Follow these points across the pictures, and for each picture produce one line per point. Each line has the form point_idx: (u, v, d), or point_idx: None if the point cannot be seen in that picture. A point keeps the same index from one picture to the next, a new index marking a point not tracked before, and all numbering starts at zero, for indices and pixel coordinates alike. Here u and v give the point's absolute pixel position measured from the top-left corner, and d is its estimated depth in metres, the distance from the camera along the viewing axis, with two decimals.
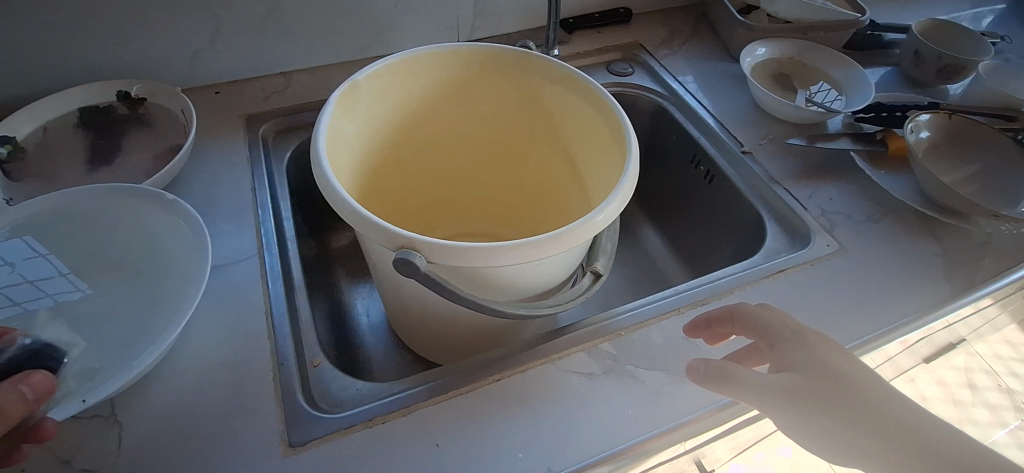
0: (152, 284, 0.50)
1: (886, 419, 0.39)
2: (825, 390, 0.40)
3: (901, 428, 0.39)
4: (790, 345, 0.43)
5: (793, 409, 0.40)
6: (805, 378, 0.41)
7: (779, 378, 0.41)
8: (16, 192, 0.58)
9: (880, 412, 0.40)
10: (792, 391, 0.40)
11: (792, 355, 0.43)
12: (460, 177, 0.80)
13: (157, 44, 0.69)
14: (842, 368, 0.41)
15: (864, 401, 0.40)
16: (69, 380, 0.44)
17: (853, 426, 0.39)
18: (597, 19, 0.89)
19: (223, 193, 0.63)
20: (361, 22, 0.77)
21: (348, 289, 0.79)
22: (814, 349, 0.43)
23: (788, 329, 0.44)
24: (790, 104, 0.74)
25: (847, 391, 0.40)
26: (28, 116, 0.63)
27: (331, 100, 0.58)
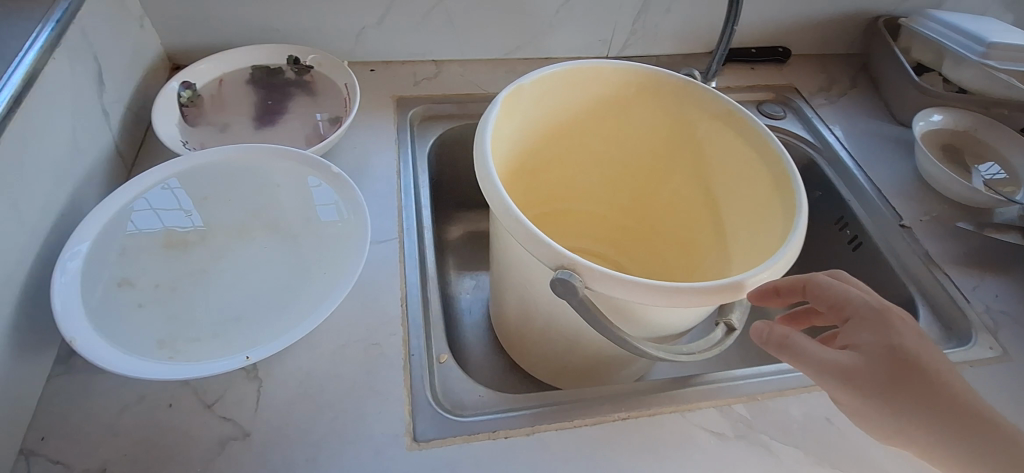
0: (309, 253, 0.52)
1: (947, 410, 0.38)
2: (899, 377, 0.38)
3: (956, 421, 0.38)
4: (860, 326, 0.40)
5: (850, 391, 0.38)
6: (874, 362, 0.39)
7: (842, 363, 0.39)
8: (192, 137, 0.61)
9: (945, 403, 0.38)
10: (855, 380, 0.38)
11: (858, 336, 0.40)
12: (586, 193, 0.78)
13: (331, 17, 0.71)
14: (907, 355, 0.39)
15: (935, 393, 0.38)
16: (226, 331, 0.47)
17: (916, 415, 0.38)
18: (752, 55, 0.84)
19: (370, 171, 0.64)
20: (520, 24, 0.77)
21: (455, 281, 0.80)
22: (901, 334, 0.40)
23: (874, 309, 0.41)
24: (963, 185, 0.67)
25: (924, 381, 0.38)
26: (208, 67, 0.67)
27: (496, 102, 0.58)
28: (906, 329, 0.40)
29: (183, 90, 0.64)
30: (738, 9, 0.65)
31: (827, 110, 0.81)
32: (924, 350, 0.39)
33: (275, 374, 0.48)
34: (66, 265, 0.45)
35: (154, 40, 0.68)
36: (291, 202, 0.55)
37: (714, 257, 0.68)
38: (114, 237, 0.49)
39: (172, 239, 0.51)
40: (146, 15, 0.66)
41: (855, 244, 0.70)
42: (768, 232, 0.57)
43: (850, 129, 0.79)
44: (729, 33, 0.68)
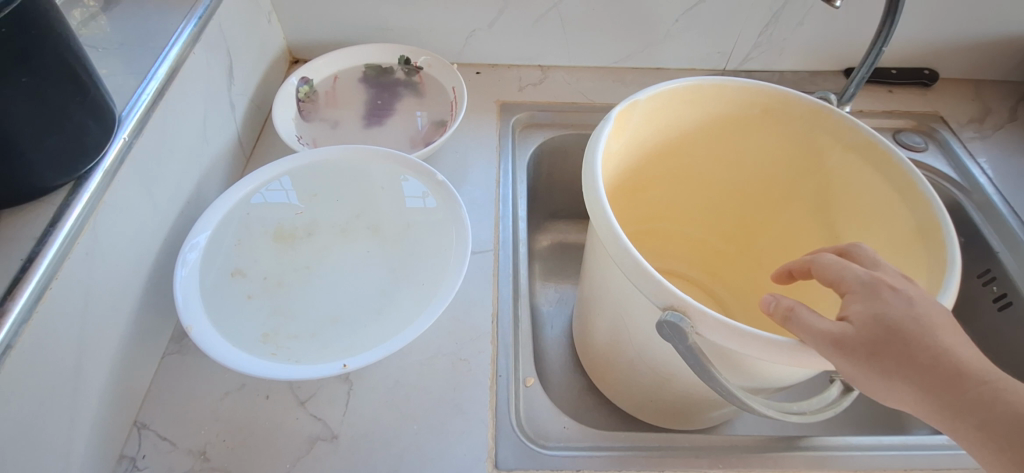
0: (406, 261, 0.52)
1: (969, 393, 0.31)
2: (896, 348, 0.33)
3: (984, 405, 0.30)
4: (861, 295, 0.36)
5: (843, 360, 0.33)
6: (869, 330, 0.34)
7: (835, 330, 0.34)
8: (305, 131, 0.63)
9: (964, 384, 0.31)
10: (851, 346, 0.33)
11: (858, 305, 0.35)
12: (687, 212, 0.74)
13: (444, 19, 0.71)
14: (902, 319, 0.33)
15: (950, 370, 0.31)
16: (324, 331, 0.47)
17: (928, 396, 0.31)
18: (892, 76, 0.76)
19: (470, 178, 0.64)
20: (634, 32, 0.73)
21: (541, 293, 0.78)
22: (892, 301, 0.35)
23: (865, 278, 0.36)
24: None
25: (931, 355, 0.32)
26: (325, 63, 0.69)
27: (609, 117, 0.54)
28: (919, 301, 0.35)
29: (301, 85, 0.66)
30: (892, 29, 0.59)
31: (979, 145, 0.71)
32: (928, 322, 0.33)
33: (365, 378, 0.48)
34: (187, 256, 0.47)
35: (278, 35, 0.71)
36: (392, 207, 0.55)
37: None
38: (231, 229, 0.51)
39: (282, 232, 0.54)
40: (274, 12, 0.70)
41: (1004, 303, 0.61)
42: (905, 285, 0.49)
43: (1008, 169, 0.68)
44: (876, 54, 0.62)
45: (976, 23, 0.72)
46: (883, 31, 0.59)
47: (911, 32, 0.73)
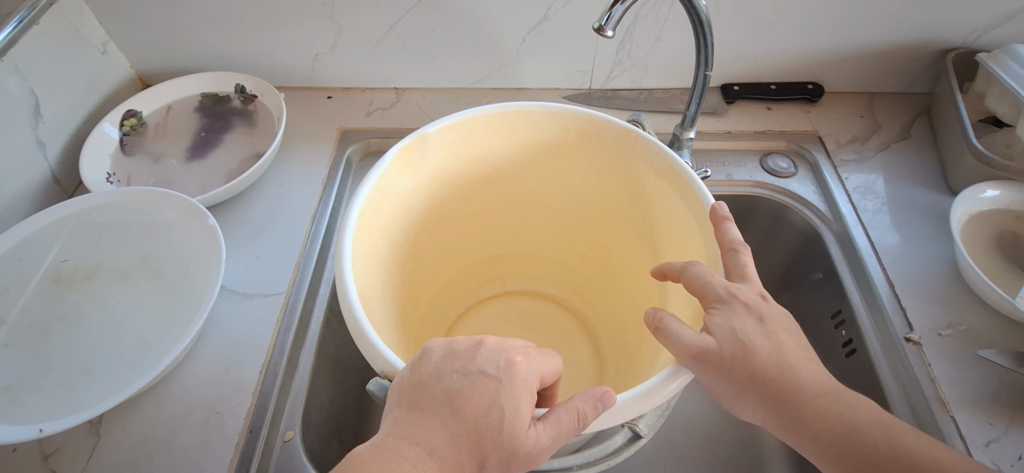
0: (170, 312, 0.51)
1: (807, 404, 0.34)
2: (748, 368, 0.35)
3: (817, 414, 0.34)
4: (720, 310, 0.37)
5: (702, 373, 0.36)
6: (724, 348, 0.36)
7: (695, 346, 0.36)
8: (120, 167, 0.62)
9: (802, 395, 0.34)
10: (706, 362, 0.35)
11: (714, 320, 0.37)
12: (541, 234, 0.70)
13: (282, 46, 0.69)
14: (752, 338, 0.36)
15: (793, 385, 0.35)
16: (68, 384, 0.46)
17: (773, 411, 0.35)
18: (770, 93, 0.70)
19: (286, 213, 0.62)
20: (482, 54, 0.69)
21: None
22: (748, 319, 0.36)
23: (730, 292, 0.38)
24: (1002, 296, 0.51)
25: (778, 375, 0.35)
26: (157, 93, 0.68)
27: (386, 157, 0.52)
28: (771, 319, 0.37)
29: (127, 119, 0.65)
30: (710, 53, 0.52)
31: (854, 169, 0.65)
32: (782, 347, 0.36)
33: (113, 432, 0.47)
34: None
35: (119, 64, 0.70)
36: (173, 252, 0.54)
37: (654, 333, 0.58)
38: None
39: (60, 276, 0.53)
40: (111, 40, 0.68)
41: (850, 349, 0.56)
42: None
43: (880, 195, 0.62)
44: (705, 77, 0.55)
45: (862, 32, 0.65)
46: (701, 54, 0.52)
47: (787, 44, 0.66)
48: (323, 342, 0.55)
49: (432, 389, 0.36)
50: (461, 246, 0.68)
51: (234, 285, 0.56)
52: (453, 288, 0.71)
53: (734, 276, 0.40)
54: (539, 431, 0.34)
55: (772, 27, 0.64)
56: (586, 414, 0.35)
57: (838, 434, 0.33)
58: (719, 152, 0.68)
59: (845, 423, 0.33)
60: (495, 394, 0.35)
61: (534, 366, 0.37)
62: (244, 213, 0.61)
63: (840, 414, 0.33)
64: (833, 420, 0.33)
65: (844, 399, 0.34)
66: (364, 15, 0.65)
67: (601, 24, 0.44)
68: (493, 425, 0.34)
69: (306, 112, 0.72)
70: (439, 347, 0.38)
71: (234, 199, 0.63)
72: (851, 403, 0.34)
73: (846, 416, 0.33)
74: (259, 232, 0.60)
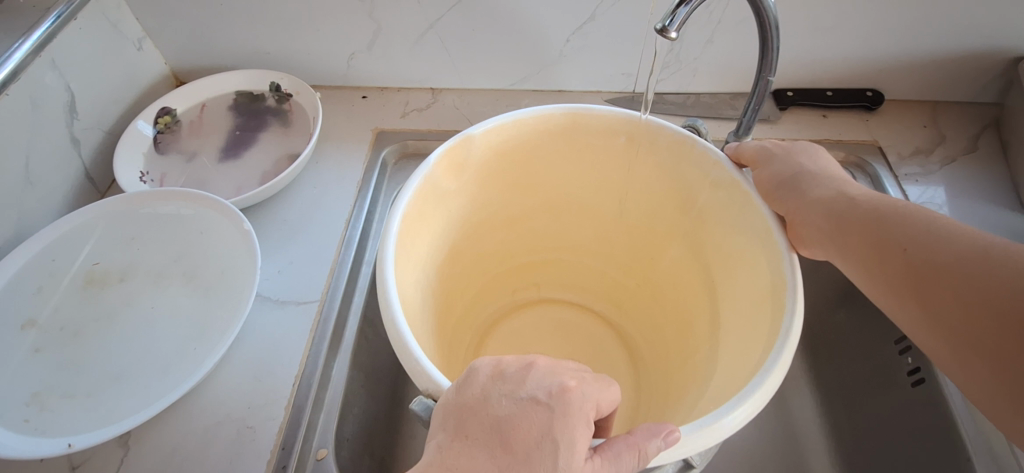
0: (204, 316, 0.49)
1: (861, 214, 0.39)
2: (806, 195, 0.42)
3: (888, 225, 0.37)
4: (777, 187, 0.45)
5: (777, 192, 0.45)
6: (782, 189, 0.44)
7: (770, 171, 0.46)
8: (154, 166, 0.61)
9: (858, 217, 0.39)
10: (779, 181, 0.45)
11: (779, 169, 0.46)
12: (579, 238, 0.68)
13: (318, 45, 0.67)
14: (804, 194, 0.42)
15: (842, 217, 0.39)
16: (100, 391, 0.45)
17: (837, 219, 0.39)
18: (827, 99, 0.66)
19: (320, 215, 0.60)
20: (523, 55, 0.67)
21: None
22: (793, 188, 0.44)
23: (780, 174, 0.45)
24: None
25: (831, 209, 0.40)
26: (192, 91, 0.67)
27: (429, 160, 0.50)
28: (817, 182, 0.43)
29: (161, 116, 0.64)
30: (776, 56, 0.48)
31: (919, 183, 0.60)
32: (835, 195, 0.41)
33: (144, 441, 0.45)
34: None
35: (154, 61, 0.69)
36: (206, 254, 0.52)
37: (702, 350, 0.54)
38: (30, 277, 0.50)
39: (91, 278, 0.51)
40: (147, 36, 0.67)
41: (917, 378, 0.52)
42: (745, 357, 0.42)
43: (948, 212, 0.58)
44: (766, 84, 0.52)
45: (930, 36, 0.61)
46: (765, 58, 0.49)
47: (847, 49, 0.62)
48: (357, 353, 0.53)
49: (479, 414, 0.33)
50: (498, 252, 0.66)
51: (268, 290, 0.54)
52: (487, 296, 0.69)
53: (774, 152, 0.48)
54: (596, 466, 0.32)
55: (833, 30, 0.60)
56: (646, 451, 0.32)
57: (927, 279, 0.33)
58: None
59: (943, 271, 0.33)
60: (548, 424, 0.32)
61: (591, 392, 0.34)
62: (277, 216, 0.60)
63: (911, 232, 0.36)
64: (891, 220, 0.37)
65: (934, 234, 0.34)
66: (403, 13, 0.63)
67: (663, 25, 0.42)
68: (548, 460, 0.31)
69: (342, 112, 0.70)
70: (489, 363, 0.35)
71: (268, 201, 0.61)
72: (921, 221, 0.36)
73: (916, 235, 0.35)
74: (292, 235, 0.58)
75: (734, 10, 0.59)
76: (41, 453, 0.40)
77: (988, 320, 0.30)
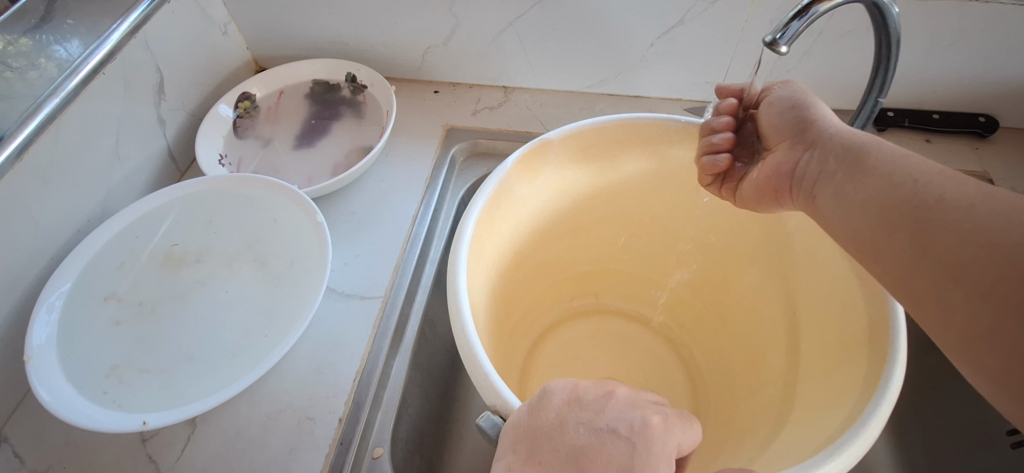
0: (271, 304, 0.49)
1: (849, 150, 0.37)
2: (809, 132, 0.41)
3: (932, 187, 0.31)
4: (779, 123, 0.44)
5: (784, 128, 0.43)
6: (792, 127, 0.42)
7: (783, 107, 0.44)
8: (232, 150, 0.62)
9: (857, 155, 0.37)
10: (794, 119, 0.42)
11: (781, 101, 0.44)
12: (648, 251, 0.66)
13: (397, 38, 0.67)
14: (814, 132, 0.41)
15: (838, 154, 0.38)
16: (172, 370, 0.46)
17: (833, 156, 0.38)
18: (933, 123, 0.61)
19: (387, 210, 0.60)
20: (603, 57, 0.64)
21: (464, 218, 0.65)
22: (812, 129, 0.41)
23: (797, 112, 0.42)
24: None
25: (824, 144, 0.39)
26: (271, 78, 0.68)
27: (507, 162, 0.49)
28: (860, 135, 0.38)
29: (241, 100, 0.65)
30: (890, 77, 0.45)
31: None
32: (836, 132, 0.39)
33: (209, 423, 0.46)
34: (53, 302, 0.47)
35: (237, 45, 0.71)
36: (276, 241, 0.53)
37: (776, 383, 0.52)
38: (114, 252, 0.52)
39: (170, 257, 0.53)
40: (233, 21, 0.69)
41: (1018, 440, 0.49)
42: (835, 401, 0.41)
43: None
44: (875, 104, 0.48)
45: None
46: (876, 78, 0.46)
47: (963, 69, 0.57)
48: (417, 353, 0.52)
49: (553, 439, 0.31)
50: (563, 260, 0.64)
51: (333, 282, 0.54)
52: (547, 303, 0.67)
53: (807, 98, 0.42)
54: None
55: (949, 48, 0.55)
56: None
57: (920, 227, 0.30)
58: None
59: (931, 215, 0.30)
60: (628, 458, 0.30)
61: (674, 433, 0.32)
62: (346, 208, 0.60)
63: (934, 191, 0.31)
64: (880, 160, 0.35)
65: (948, 183, 0.31)
66: (485, 8, 0.62)
67: (774, 37, 0.40)
68: None
69: (413, 106, 0.69)
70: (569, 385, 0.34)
71: (338, 192, 0.61)
72: (956, 179, 0.31)
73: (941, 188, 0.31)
74: (359, 228, 0.58)
75: (839, 22, 0.55)
76: (116, 428, 0.41)
77: (985, 276, 0.27)
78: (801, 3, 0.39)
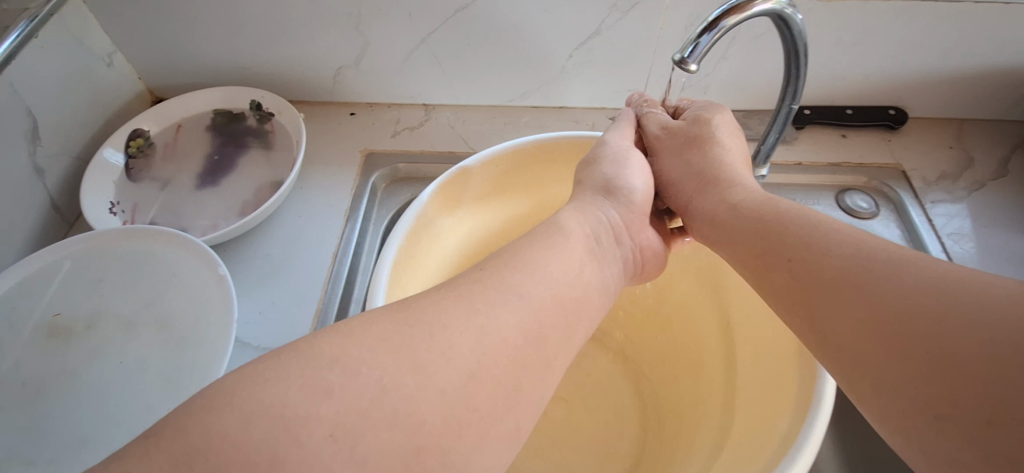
0: (173, 371, 0.45)
1: (733, 202, 0.41)
2: (702, 183, 0.45)
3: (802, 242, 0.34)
4: (675, 172, 0.48)
5: (679, 177, 0.47)
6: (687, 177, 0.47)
7: (673, 155, 0.48)
8: (125, 195, 0.57)
9: (740, 208, 0.40)
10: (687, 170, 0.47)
11: (673, 151, 0.48)
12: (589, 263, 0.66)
13: (304, 60, 0.63)
14: (708, 181, 0.44)
15: (725, 205, 0.41)
16: (61, 459, 0.41)
17: (721, 208, 0.42)
18: (847, 118, 0.62)
19: (304, 248, 0.56)
20: (522, 70, 0.62)
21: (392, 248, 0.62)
22: (703, 177, 0.45)
23: (689, 159, 0.47)
24: None
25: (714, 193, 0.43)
26: (165, 111, 0.62)
27: (424, 196, 0.46)
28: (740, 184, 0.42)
29: (133, 139, 0.60)
30: (801, 86, 0.45)
31: (946, 212, 0.57)
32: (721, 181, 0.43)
33: None
34: None
35: (127, 76, 0.65)
36: (176, 298, 0.48)
37: (715, 392, 0.52)
38: None
39: (55, 329, 0.47)
40: (117, 50, 0.63)
41: None
42: (770, 416, 0.41)
43: (978, 244, 0.55)
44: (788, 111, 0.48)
45: (960, 52, 0.56)
46: (787, 87, 0.45)
47: (871, 65, 0.58)
48: None
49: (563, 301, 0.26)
50: None
51: (248, 335, 0.50)
52: None
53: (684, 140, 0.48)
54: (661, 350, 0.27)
55: (855, 46, 0.56)
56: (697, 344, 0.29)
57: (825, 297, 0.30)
58: (788, 187, 0.60)
59: (836, 287, 0.30)
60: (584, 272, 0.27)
61: None
62: (259, 249, 0.56)
63: (808, 221, 0.35)
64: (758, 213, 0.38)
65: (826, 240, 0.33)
66: (394, 26, 0.58)
67: (682, 55, 0.38)
68: None
69: (329, 131, 0.65)
70: (507, 309, 0.30)
71: (249, 232, 0.57)
72: (826, 232, 0.33)
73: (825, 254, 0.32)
74: (275, 271, 0.54)
75: (750, 26, 0.55)
76: None
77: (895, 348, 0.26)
78: (709, 17, 0.37)
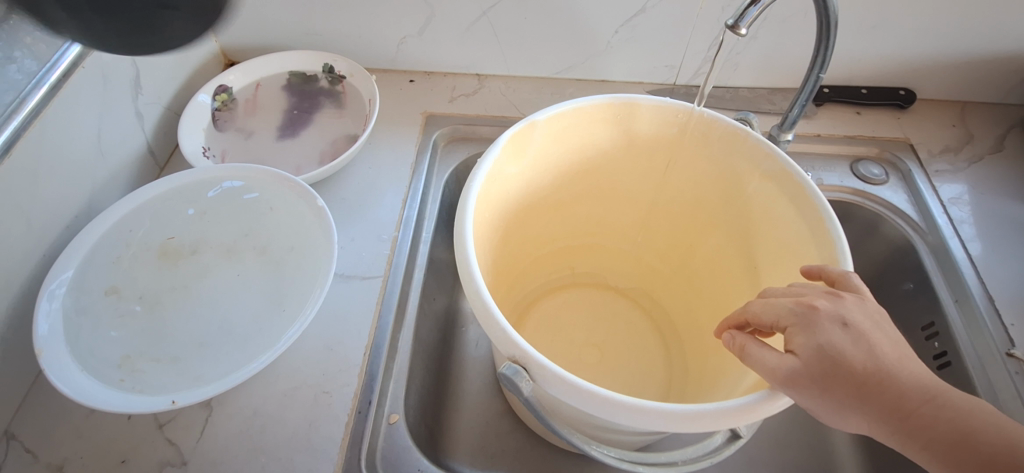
0: (279, 288, 0.51)
1: (894, 390, 0.33)
2: (844, 367, 0.34)
3: (981, 435, 0.30)
4: (802, 334, 0.37)
5: (802, 338, 0.36)
6: (815, 358, 0.35)
7: (784, 306, 0.39)
8: (214, 142, 0.63)
9: (902, 396, 0.32)
10: (802, 325, 0.37)
11: (774, 310, 0.40)
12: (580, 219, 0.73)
13: (373, 29, 0.69)
14: (841, 346, 0.35)
15: (883, 387, 0.33)
16: (185, 356, 0.47)
17: (875, 404, 0.33)
18: (861, 97, 0.69)
19: (376, 195, 0.62)
20: (571, 44, 0.69)
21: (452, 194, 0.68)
22: (837, 331, 0.36)
23: (798, 309, 0.38)
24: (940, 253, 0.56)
25: (871, 367, 0.34)
26: (247, 70, 0.68)
27: (499, 142, 0.53)
28: (857, 323, 0.36)
29: (218, 93, 0.66)
30: (829, 56, 0.52)
31: (948, 180, 0.64)
32: (860, 340, 0.35)
33: (227, 405, 0.48)
34: (54, 292, 0.47)
35: (207, 38, 0.70)
36: (275, 229, 0.55)
37: None
38: (109, 247, 0.52)
39: (166, 250, 0.53)
40: None
41: (943, 361, 0.57)
42: None
43: (974, 207, 0.62)
44: (816, 79, 0.55)
45: (965, 39, 0.63)
46: (818, 57, 0.52)
47: (886, 48, 0.65)
48: (419, 324, 0.55)
49: None
50: (544, 235, 0.69)
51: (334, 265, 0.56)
52: (530, 275, 0.71)
53: (812, 309, 0.38)
54: None
55: (874, 30, 0.63)
56: None
57: None
58: (808, 155, 0.67)
59: None
60: None
61: None
62: (337, 194, 0.62)
63: (961, 411, 0.32)
64: (917, 396, 0.32)
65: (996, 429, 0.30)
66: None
67: (734, 21, 0.45)
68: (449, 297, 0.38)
69: (391, 94, 0.72)
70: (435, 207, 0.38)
71: (326, 179, 0.63)
72: (985, 417, 0.31)
73: (1002, 444, 0.30)
74: (352, 213, 0.60)
75: (782, 8, 0.62)
76: (143, 411, 0.43)
77: None
78: None
